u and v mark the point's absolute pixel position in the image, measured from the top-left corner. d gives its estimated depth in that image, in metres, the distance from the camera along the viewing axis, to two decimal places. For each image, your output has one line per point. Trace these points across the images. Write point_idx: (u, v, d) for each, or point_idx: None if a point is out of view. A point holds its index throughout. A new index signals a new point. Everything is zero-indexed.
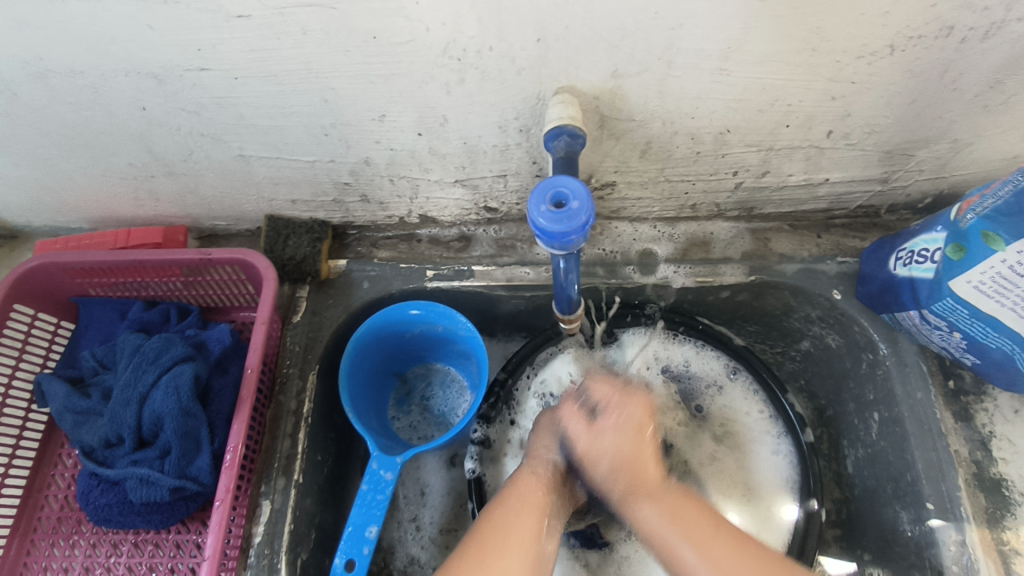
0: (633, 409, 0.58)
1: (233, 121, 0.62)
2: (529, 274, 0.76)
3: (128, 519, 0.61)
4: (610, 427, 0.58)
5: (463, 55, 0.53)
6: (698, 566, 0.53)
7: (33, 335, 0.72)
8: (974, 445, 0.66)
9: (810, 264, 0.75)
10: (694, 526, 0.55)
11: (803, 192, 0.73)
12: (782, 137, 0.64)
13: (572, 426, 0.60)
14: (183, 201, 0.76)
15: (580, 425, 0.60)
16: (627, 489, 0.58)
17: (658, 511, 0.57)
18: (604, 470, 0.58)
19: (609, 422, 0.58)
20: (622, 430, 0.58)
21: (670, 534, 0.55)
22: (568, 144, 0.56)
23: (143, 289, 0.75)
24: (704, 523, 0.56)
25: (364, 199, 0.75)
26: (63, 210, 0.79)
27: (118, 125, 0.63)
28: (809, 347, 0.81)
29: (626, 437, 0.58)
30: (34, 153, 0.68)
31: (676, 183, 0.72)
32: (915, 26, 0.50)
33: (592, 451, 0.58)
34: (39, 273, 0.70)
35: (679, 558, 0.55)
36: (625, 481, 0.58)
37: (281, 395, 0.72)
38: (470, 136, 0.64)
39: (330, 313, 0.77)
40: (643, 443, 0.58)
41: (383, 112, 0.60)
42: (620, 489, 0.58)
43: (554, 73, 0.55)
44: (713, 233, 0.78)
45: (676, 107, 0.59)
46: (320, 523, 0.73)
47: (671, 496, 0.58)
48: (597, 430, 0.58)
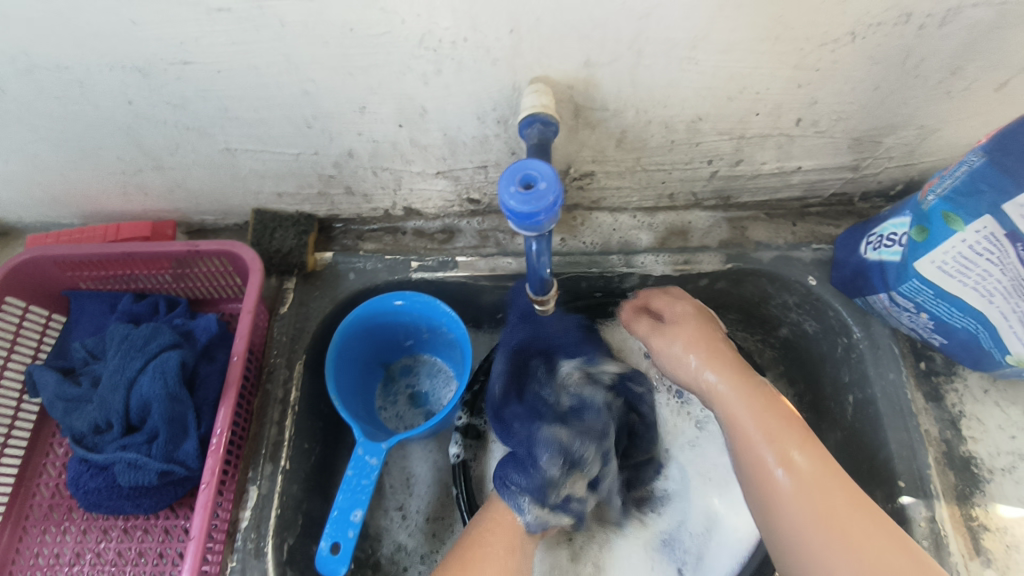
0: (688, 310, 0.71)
1: (218, 114, 0.63)
2: (512, 264, 0.78)
3: (118, 503, 0.63)
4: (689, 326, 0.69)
5: (439, 46, 0.54)
6: (783, 476, 0.56)
7: (24, 328, 0.73)
8: (943, 425, 0.68)
9: (785, 251, 0.77)
10: (773, 425, 0.59)
11: (777, 180, 0.75)
12: (753, 125, 0.65)
13: (683, 355, 0.68)
14: (172, 195, 0.78)
15: (709, 380, 0.65)
16: (702, 360, 0.67)
17: (755, 424, 0.60)
18: (707, 378, 0.66)
19: (693, 356, 0.67)
20: (689, 325, 0.70)
21: (734, 403, 0.62)
22: (541, 132, 0.57)
23: (133, 282, 0.76)
24: (791, 428, 0.59)
25: (348, 191, 0.77)
26: (53, 206, 0.81)
27: (105, 119, 0.64)
28: (788, 333, 0.83)
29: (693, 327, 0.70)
30: (23, 148, 0.69)
31: (653, 173, 0.74)
32: (873, 14, 0.52)
33: (670, 351, 0.69)
34: (29, 267, 0.72)
35: (758, 458, 0.58)
36: (722, 387, 0.64)
37: (268, 383, 0.74)
38: (449, 127, 0.65)
39: (317, 304, 0.78)
40: (700, 328, 0.69)
41: (364, 104, 0.62)
42: (709, 374, 0.65)
43: (527, 63, 0.56)
44: (692, 222, 0.80)
45: (649, 96, 0.61)
46: (307, 509, 0.74)
47: (767, 407, 0.61)
48: (699, 363, 0.67)
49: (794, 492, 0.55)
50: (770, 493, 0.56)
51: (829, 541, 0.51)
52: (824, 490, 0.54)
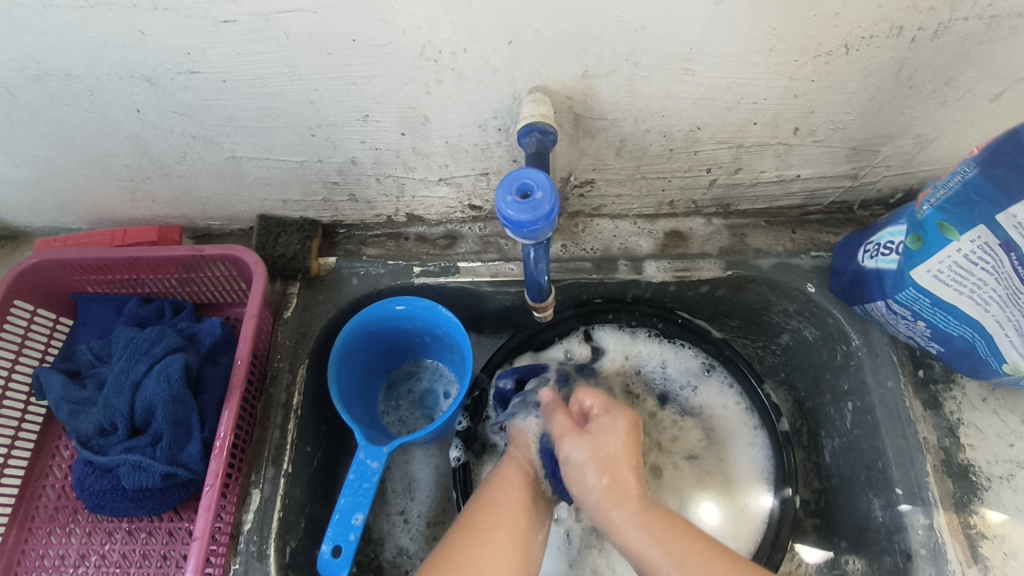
0: (617, 424, 0.60)
1: (223, 122, 0.65)
2: (513, 270, 0.79)
3: (122, 505, 0.64)
4: (609, 452, 0.58)
5: (439, 57, 0.55)
6: None
7: (32, 332, 0.74)
8: (942, 432, 0.68)
9: (785, 258, 0.77)
10: (671, 539, 0.52)
11: (777, 188, 0.76)
12: (751, 134, 0.66)
13: (583, 469, 0.58)
14: (178, 201, 0.79)
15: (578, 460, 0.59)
16: (603, 498, 0.56)
17: (646, 533, 0.53)
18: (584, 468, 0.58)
19: (579, 449, 0.60)
20: (602, 438, 0.59)
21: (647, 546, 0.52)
22: (539, 141, 0.58)
23: (139, 286, 0.78)
24: (691, 543, 0.52)
25: (352, 198, 0.78)
26: (62, 211, 0.82)
27: (113, 127, 0.66)
28: (788, 340, 0.83)
29: (609, 441, 0.59)
30: (34, 155, 0.71)
31: (653, 181, 0.74)
32: (867, 26, 0.52)
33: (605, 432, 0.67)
34: (37, 270, 0.73)
35: None
36: (606, 484, 0.57)
37: (272, 387, 0.75)
38: (451, 136, 0.66)
39: (320, 309, 0.79)
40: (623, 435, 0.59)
41: (366, 113, 0.63)
42: (598, 497, 0.56)
43: (527, 73, 0.57)
44: (692, 229, 0.81)
45: (647, 106, 0.62)
46: (310, 512, 0.75)
47: (667, 527, 0.53)
48: (572, 446, 0.60)
49: (645, 553, 0.52)
50: (649, 568, 0.52)
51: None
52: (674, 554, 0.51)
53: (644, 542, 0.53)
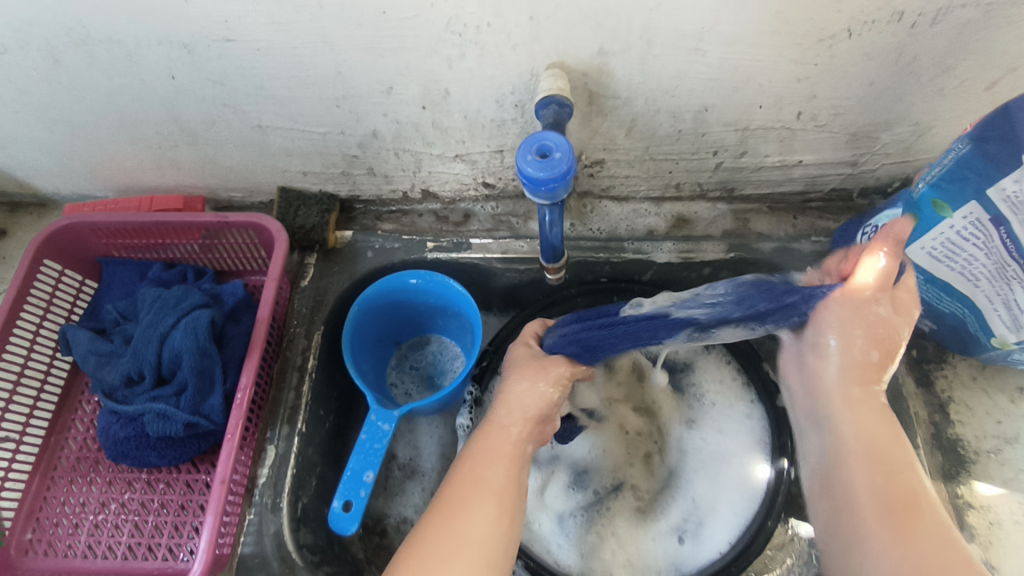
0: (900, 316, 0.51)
1: (253, 91, 0.68)
2: (523, 247, 0.82)
3: (144, 453, 0.67)
4: (889, 325, 0.51)
5: (464, 30, 0.58)
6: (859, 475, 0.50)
7: (60, 291, 0.77)
8: (932, 409, 0.71)
9: (785, 242, 0.80)
10: (882, 442, 0.51)
11: (779, 174, 0.79)
12: (756, 117, 0.69)
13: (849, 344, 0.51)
14: (203, 171, 0.82)
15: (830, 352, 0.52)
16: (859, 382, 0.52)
17: (852, 419, 0.52)
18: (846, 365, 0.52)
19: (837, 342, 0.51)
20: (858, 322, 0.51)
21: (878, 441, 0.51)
22: (556, 113, 0.61)
23: (163, 251, 0.81)
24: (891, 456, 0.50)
25: (370, 171, 0.81)
26: (90, 177, 0.85)
27: (148, 93, 0.69)
28: None
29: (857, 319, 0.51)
30: (68, 119, 0.74)
31: (660, 162, 0.77)
32: (869, 11, 0.56)
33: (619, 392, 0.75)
34: (68, 231, 0.76)
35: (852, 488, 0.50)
36: (837, 377, 0.52)
37: (288, 351, 0.78)
38: (469, 111, 0.69)
39: (336, 279, 0.82)
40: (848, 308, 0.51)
41: (390, 85, 0.66)
42: (843, 380, 0.53)
43: (546, 48, 0.60)
44: (696, 213, 0.84)
45: (658, 85, 0.65)
46: (320, 473, 0.77)
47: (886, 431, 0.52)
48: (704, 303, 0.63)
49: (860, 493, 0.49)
50: (850, 515, 0.49)
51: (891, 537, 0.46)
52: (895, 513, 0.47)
53: (864, 478, 0.50)
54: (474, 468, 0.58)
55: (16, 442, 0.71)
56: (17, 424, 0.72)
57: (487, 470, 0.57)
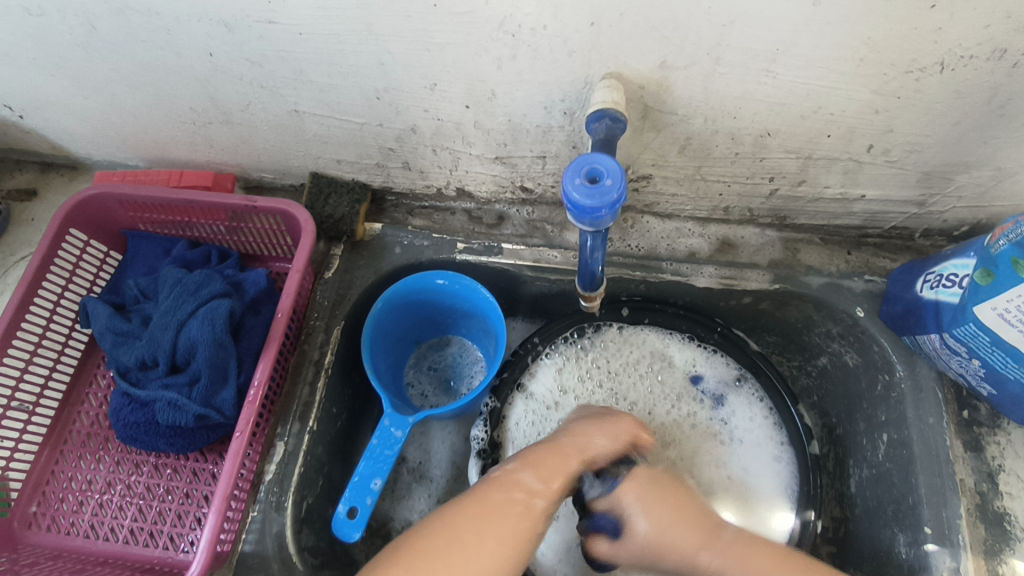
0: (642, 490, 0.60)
1: (291, 76, 0.65)
2: (556, 257, 0.78)
3: (154, 440, 0.66)
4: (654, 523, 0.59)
5: (518, 31, 0.54)
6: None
7: (83, 262, 0.76)
8: (980, 476, 0.67)
9: (836, 279, 0.75)
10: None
11: (838, 207, 0.74)
12: (822, 146, 0.64)
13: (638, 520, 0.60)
14: (236, 150, 0.80)
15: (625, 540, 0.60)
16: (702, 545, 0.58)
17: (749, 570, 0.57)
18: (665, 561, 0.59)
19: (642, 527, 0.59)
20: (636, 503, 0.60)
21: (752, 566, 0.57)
22: (608, 128, 0.57)
23: (189, 230, 0.79)
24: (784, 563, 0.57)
25: (405, 166, 0.78)
26: (123, 147, 0.84)
27: (184, 69, 0.66)
28: (826, 363, 0.80)
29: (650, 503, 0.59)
30: (102, 88, 0.72)
31: (712, 183, 0.73)
32: (967, 46, 0.50)
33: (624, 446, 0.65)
34: (96, 202, 0.75)
35: None
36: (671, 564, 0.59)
37: (306, 344, 0.76)
38: (515, 114, 0.66)
39: (361, 273, 0.79)
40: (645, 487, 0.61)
41: (434, 81, 0.62)
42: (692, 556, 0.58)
43: (603, 57, 0.56)
44: (743, 238, 0.79)
45: (721, 105, 0.60)
46: (328, 472, 0.76)
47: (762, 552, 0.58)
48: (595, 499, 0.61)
49: None
50: None
51: None
52: None
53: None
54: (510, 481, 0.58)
55: (28, 412, 0.71)
56: (30, 395, 0.71)
57: (529, 492, 0.57)
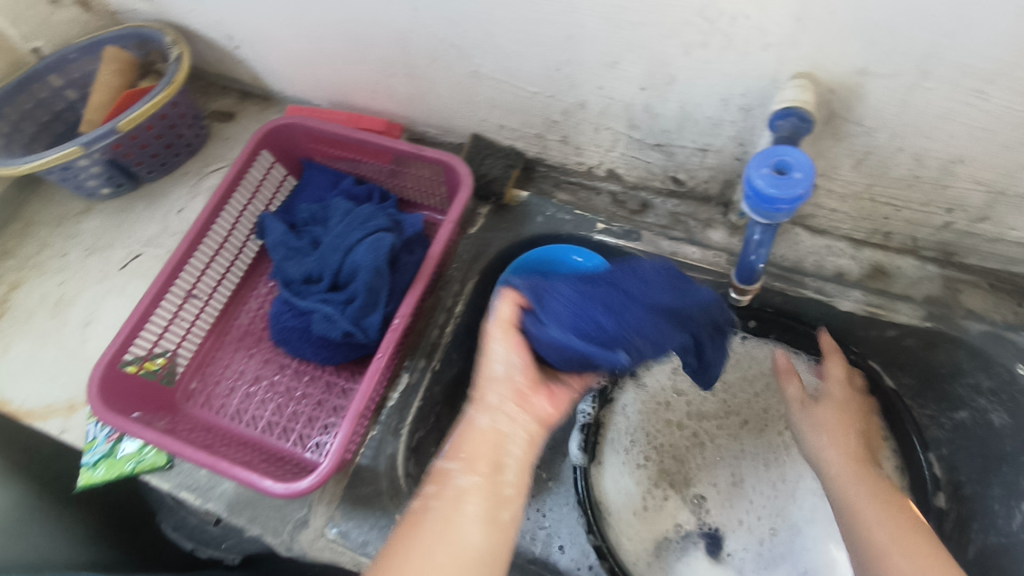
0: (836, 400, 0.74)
1: (481, 38, 0.69)
2: (695, 254, 0.78)
3: (303, 346, 0.74)
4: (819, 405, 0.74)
5: (718, 19, 0.55)
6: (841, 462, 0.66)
7: (266, 182, 0.86)
8: None
9: (999, 329, 0.70)
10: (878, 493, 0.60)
11: (1019, 251, 0.69)
12: (1020, 182, 0.60)
13: (830, 438, 0.69)
14: (410, 102, 0.86)
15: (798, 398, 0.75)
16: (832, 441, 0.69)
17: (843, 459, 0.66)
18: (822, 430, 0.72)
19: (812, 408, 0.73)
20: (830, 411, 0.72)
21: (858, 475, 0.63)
22: (794, 127, 0.56)
23: (356, 168, 0.87)
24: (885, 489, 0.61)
25: (563, 140, 0.81)
26: (312, 86, 0.92)
27: (386, 21, 0.72)
28: (964, 418, 0.75)
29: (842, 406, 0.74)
30: (311, 29, 0.79)
31: (879, 205, 0.70)
32: None
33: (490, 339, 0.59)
34: (286, 130, 0.84)
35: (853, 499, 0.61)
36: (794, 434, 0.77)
37: (442, 291, 0.80)
38: (689, 103, 0.66)
39: (501, 235, 0.83)
40: (846, 420, 0.72)
41: (617, 60, 0.64)
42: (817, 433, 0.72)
43: (800, 55, 0.55)
44: (900, 268, 0.75)
45: (914, 122, 0.58)
46: (439, 413, 0.81)
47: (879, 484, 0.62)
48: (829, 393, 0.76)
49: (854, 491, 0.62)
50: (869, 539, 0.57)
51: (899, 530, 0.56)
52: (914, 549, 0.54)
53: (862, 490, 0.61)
54: (450, 485, 0.53)
55: (203, 303, 0.81)
56: (207, 289, 0.81)
57: (460, 498, 0.52)
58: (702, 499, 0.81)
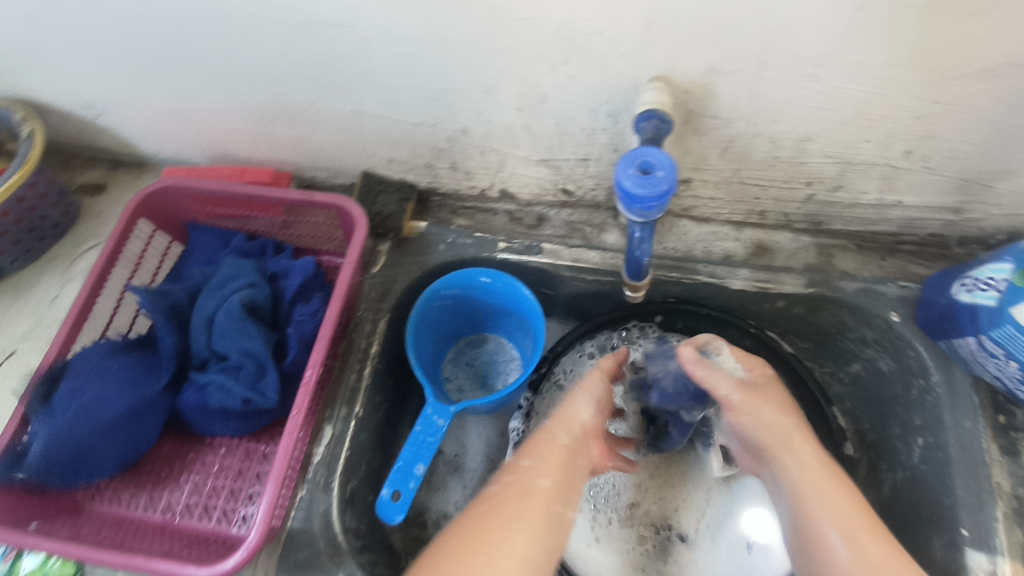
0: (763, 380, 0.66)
1: (355, 77, 0.69)
2: (594, 259, 0.81)
3: (211, 422, 0.73)
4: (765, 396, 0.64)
5: (573, 37, 0.58)
6: (820, 503, 0.58)
7: (149, 251, 0.82)
8: (1017, 481, 0.67)
9: (870, 284, 0.77)
10: (842, 510, 0.57)
11: (874, 213, 0.76)
12: (861, 152, 0.67)
13: (788, 436, 0.62)
14: (293, 148, 0.85)
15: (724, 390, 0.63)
16: (790, 438, 0.62)
17: (817, 489, 0.59)
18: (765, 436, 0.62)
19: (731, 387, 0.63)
20: (764, 393, 0.64)
21: (820, 479, 0.59)
22: (656, 128, 0.60)
23: (246, 223, 0.84)
24: (858, 511, 0.58)
25: (453, 166, 0.82)
26: (187, 144, 0.89)
27: (256, 70, 0.71)
28: (859, 369, 0.82)
29: (770, 391, 0.65)
30: (178, 88, 0.77)
31: (749, 188, 0.76)
32: (1007, 53, 0.52)
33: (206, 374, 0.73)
34: (165, 195, 0.80)
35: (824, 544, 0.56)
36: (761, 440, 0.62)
37: (354, 334, 0.79)
38: (562, 116, 0.69)
39: (406, 267, 0.82)
40: (780, 400, 0.64)
41: (490, 85, 0.66)
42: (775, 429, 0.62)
43: (654, 61, 0.59)
44: (778, 243, 0.81)
45: (763, 109, 0.63)
46: (370, 459, 0.79)
47: (837, 476, 0.60)
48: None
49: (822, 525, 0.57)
50: (812, 540, 0.57)
51: (868, 548, 0.55)
52: (857, 543, 0.55)
53: (823, 509, 0.57)
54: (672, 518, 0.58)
55: None
56: None
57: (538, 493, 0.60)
58: (631, 509, 0.83)
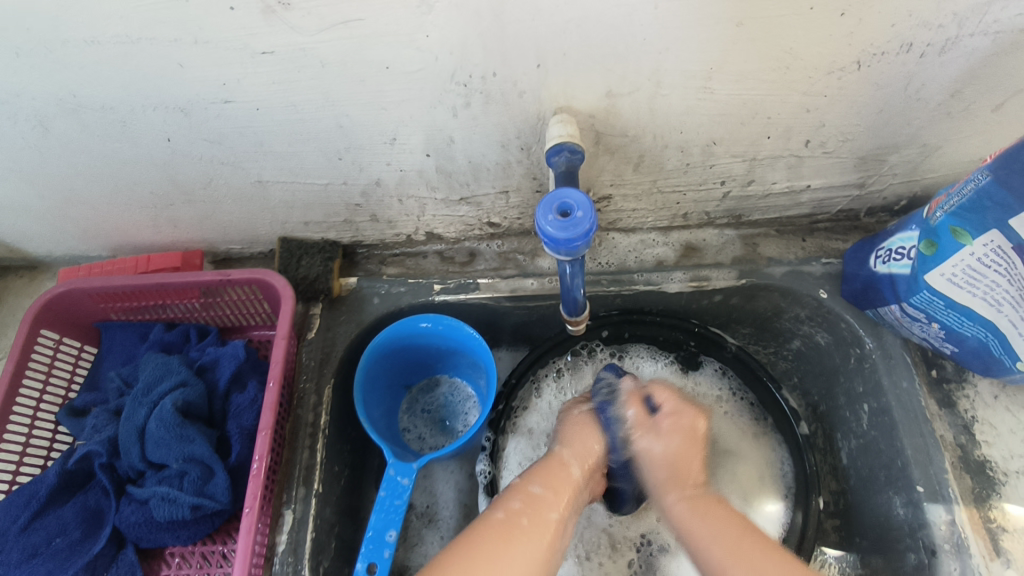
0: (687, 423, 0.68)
1: (252, 148, 0.66)
2: (533, 285, 0.80)
3: (159, 535, 0.68)
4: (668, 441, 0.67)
5: (469, 80, 0.57)
6: (712, 547, 0.58)
7: (58, 361, 0.77)
8: (957, 430, 0.70)
9: (797, 266, 0.79)
10: (745, 549, 0.57)
11: (787, 200, 0.79)
12: (764, 147, 0.69)
13: (675, 481, 0.65)
14: (201, 226, 0.80)
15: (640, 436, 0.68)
16: (667, 483, 0.65)
17: (718, 538, 0.58)
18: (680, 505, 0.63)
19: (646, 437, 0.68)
20: (674, 438, 0.67)
21: (704, 523, 0.60)
22: (568, 160, 0.61)
23: (163, 312, 0.79)
24: (753, 545, 0.57)
25: (373, 218, 0.80)
26: (82, 239, 0.83)
27: (143, 156, 0.67)
28: (799, 345, 0.85)
29: (678, 442, 0.67)
30: (60, 185, 0.71)
31: (668, 195, 0.77)
32: (877, 44, 0.55)
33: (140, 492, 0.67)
34: (66, 298, 0.75)
35: None
36: (664, 476, 0.66)
37: (299, 408, 0.75)
38: (474, 155, 0.68)
39: (343, 328, 0.79)
40: (681, 445, 0.67)
41: (394, 136, 0.64)
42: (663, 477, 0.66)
43: (553, 94, 0.59)
44: (704, 240, 0.83)
45: (667, 122, 0.64)
46: (339, 532, 0.75)
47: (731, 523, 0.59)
48: (651, 440, 0.68)
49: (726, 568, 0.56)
50: None
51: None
52: (758, 572, 0.54)
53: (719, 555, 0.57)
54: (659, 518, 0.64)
55: None
56: None
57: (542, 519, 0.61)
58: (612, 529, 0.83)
